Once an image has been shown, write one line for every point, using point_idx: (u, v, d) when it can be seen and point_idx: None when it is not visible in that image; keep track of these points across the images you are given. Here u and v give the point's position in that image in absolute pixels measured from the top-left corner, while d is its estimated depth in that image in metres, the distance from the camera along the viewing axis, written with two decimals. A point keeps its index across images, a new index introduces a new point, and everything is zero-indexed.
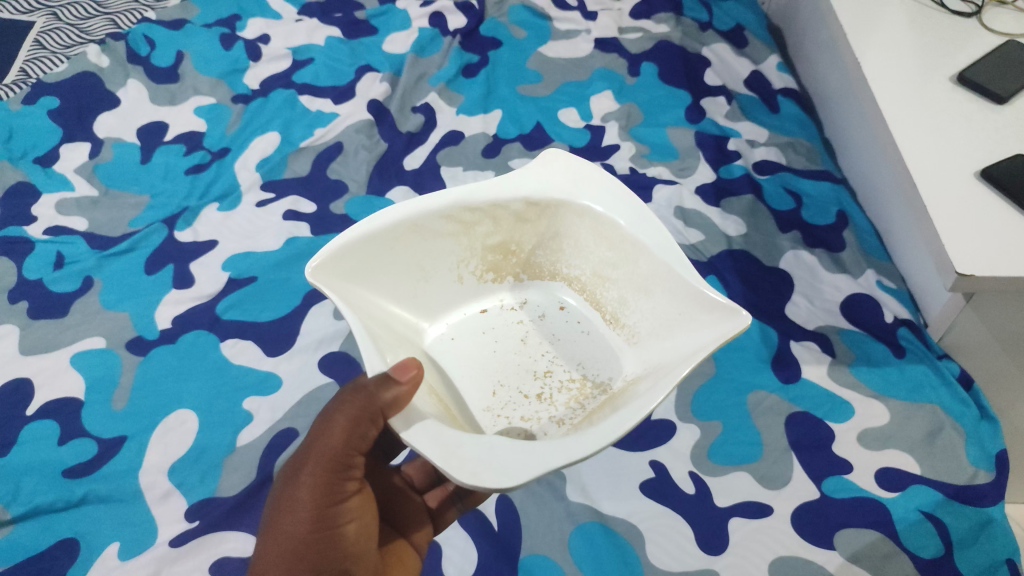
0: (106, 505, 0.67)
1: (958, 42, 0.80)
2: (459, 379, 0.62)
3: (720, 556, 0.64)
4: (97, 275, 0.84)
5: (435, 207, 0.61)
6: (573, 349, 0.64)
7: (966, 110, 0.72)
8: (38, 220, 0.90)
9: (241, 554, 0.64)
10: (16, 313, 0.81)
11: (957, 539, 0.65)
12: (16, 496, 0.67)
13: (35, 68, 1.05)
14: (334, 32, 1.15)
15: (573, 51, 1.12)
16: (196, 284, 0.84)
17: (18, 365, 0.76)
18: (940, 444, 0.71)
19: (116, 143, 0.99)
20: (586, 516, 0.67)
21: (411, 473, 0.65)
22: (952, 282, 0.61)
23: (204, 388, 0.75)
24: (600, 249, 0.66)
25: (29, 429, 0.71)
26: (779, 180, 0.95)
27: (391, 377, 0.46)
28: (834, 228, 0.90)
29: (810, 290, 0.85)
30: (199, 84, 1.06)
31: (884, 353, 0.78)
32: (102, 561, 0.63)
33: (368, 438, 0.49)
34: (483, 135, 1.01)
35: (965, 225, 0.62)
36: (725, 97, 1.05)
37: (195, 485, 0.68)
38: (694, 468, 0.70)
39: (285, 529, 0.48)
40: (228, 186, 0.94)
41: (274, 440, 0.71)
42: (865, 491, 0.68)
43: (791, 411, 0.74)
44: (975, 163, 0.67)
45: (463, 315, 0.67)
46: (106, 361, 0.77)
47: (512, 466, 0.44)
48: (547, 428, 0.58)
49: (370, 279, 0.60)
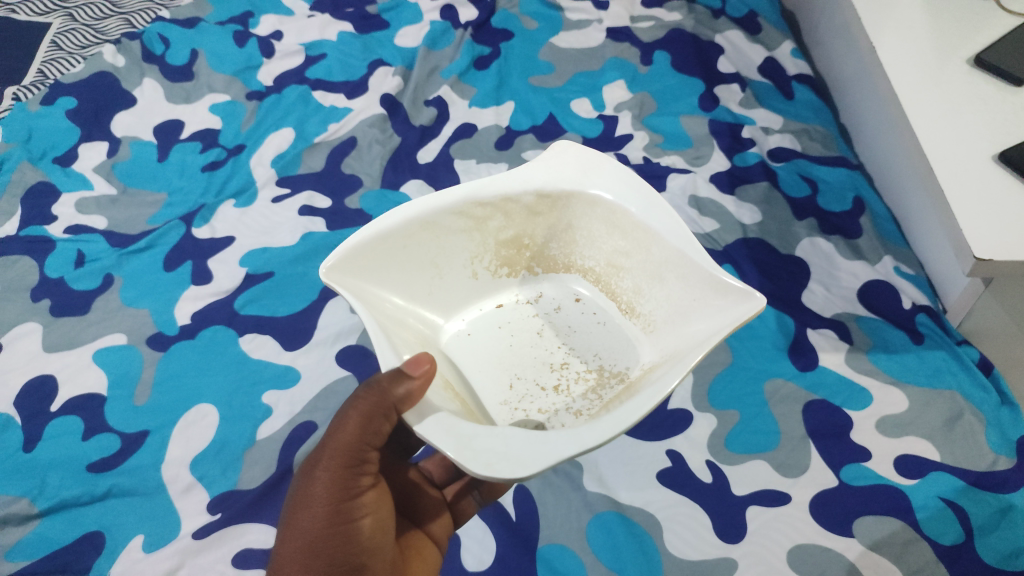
0: (130, 499, 0.68)
1: (974, 25, 0.79)
2: (475, 374, 0.62)
3: (738, 544, 0.64)
4: (117, 273, 0.86)
5: (444, 204, 0.61)
6: (588, 340, 0.65)
7: (983, 92, 0.71)
8: (58, 220, 0.91)
9: (262, 545, 0.65)
10: (39, 310, 0.82)
11: (978, 525, 0.65)
12: (42, 490, 0.68)
13: (52, 68, 1.06)
14: (346, 27, 1.16)
15: (585, 41, 1.12)
16: (214, 280, 0.85)
17: (42, 362, 0.78)
18: (959, 430, 0.71)
19: (132, 142, 1.00)
20: (603, 505, 0.67)
21: (430, 468, 0.64)
22: (970, 267, 0.60)
23: (225, 382, 0.76)
24: (612, 238, 0.66)
25: (53, 425, 0.73)
26: (794, 167, 0.95)
27: (404, 372, 0.46)
28: (850, 214, 0.89)
29: (826, 277, 0.84)
30: (214, 82, 1.07)
31: (903, 339, 0.78)
32: (127, 553, 0.65)
33: (383, 433, 0.50)
34: (496, 127, 1.01)
35: (982, 210, 0.62)
36: (738, 84, 1.04)
37: (217, 478, 0.69)
38: (711, 457, 0.70)
39: (301, 526, 0.49)
40: (244, 183, 0.95)
41: (294, 433, 0.72)
42: (883, 478, 0.68)
43: (808, 399, 0.74)
44: (992, 146, 0.66)
45: (480, 311, 0.67)
46: (128, 357, 0.78)
47: (526, 455, 0.44)
48: (564, 419, 0.59)
49: (384, 277, 0.60)
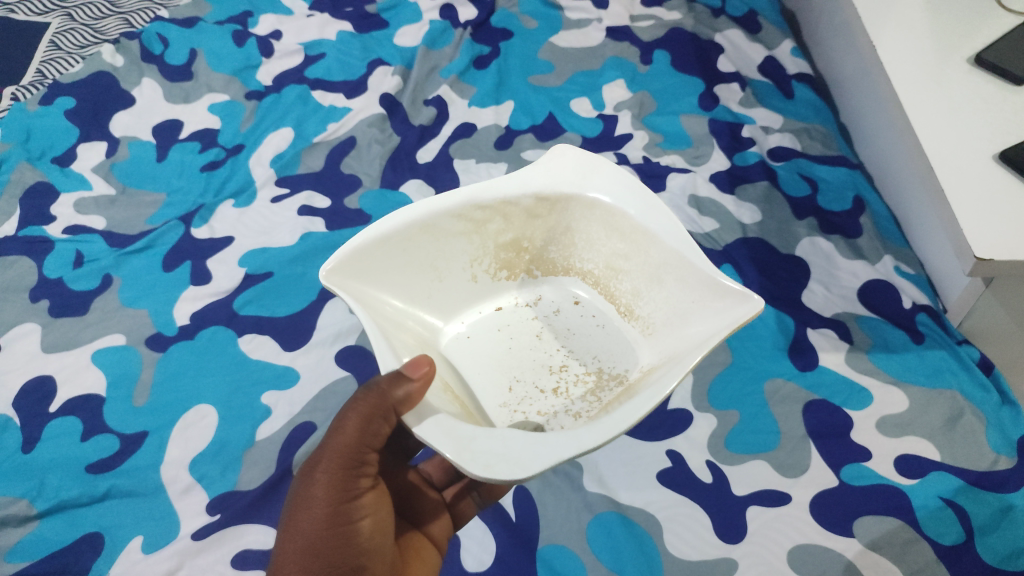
0: (129, 500, 0.68)
1: (975, 24, 0.79)
2: (475, 377, 0.62)
3: (738, 545, 0.64)
4: (116, 274, 0.85)
5: (444, 207, 0.61)
6: (587, 342, 0.64)
7: (984, 92, 0.71)
8: (57, 220, 0.91)
9: (261, 546, 0.65)
10: (38, 311, 0.82)
11: (978, 525, 0.64)
12: (41, 491, 0.68)
13: (51, 68, 1.06)
14: (345, 27, 1.16)
15: (585, 40, 1.11)
16: (213, 280, 0.85)
17: (41, 363, 0.78)
18: (960, 430, 0.71)
19: (131, 142, 1.00)
20: (603, 506, 0.67)
21: (429, 470, 0.65)
22: (970, 267, 0.60)
23: (224, 383, 0.76)
24: (611, 241, 0.66)
25: (52, 426, 0.73)
26: (794, 167, 0.94)
27: (403, 374, 0.46)
28: (850, 214, 0.89)
29: (826, 277, 0.84)
30: (213, 82, 1.07)
31: (903, 339, 0.78)
32: (126, 554, 0.64)
33: (382, 435, 0.50)
34: (495, 127, 1.01)
35: (982, 209, 0.62)
36: (738, 84, 1.04)
37: (216, 479, 0.69)
38: (711, 457, 0.70)
39: (300, 527, 0.48)
40: (243, 183, 0.95)
41: (293, 434, 0.72)
42: (883, 478, 0.68)
43: (808, 399, 0.73)
44: (993, 146, 0.66)
45: (479, 314, 0.67)
46: (127, 358, 0.78)
47: (525, 457, 0.44)
48: (563, 422, 0.58)
49: (383, 280, 0.60)
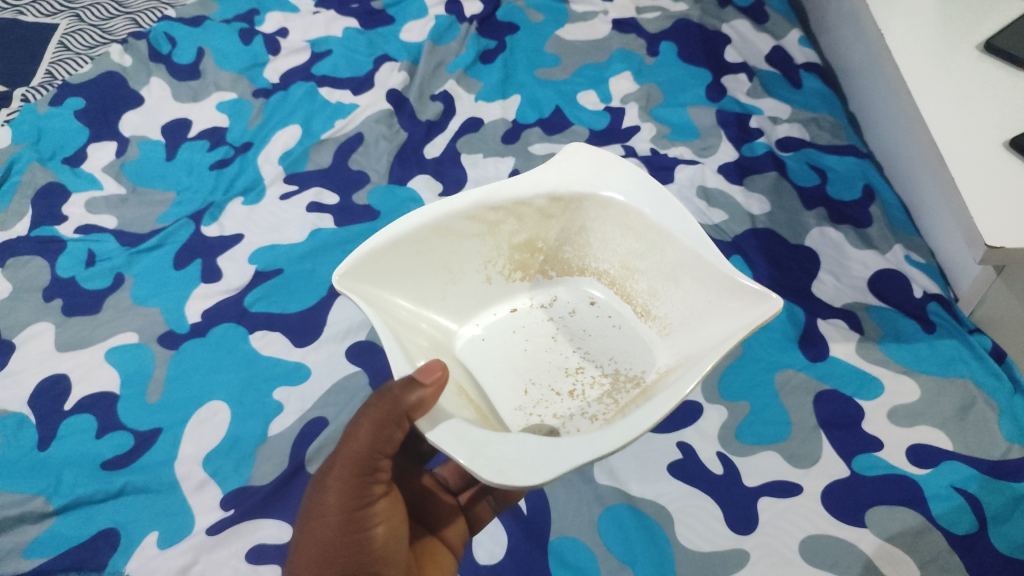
0: (144, 496, 0.69)
1: (985, 9, 0.78)
2: (490, 380, 0.62)
3: (749, 535, 0.64)
4: (127, 272, 0.86)
5: (457, 209, 0.61)
6: (603, 344, 0.65)
7: (994, 78, 0.71)
8: (69, 220, 0.92)
9: (276, 541, 0.65)
10: (51, 310, 0.83)
11: (992, 514, 0.64)
12: (57, 488, 0.69)
13: (60, 69, 1.07)
14: (351, 24, 1.16)
15: (591, 33, 1.11)
16: (224, 278, 0.85)
17: (55, 361, 0.78)
18: (972, 419, 0.70)
19: (140, 142, 1.01)
20: (614, 498, 0.67)
21: (445, 474, 0.65)
22: (982, 255, 0.59)
23: (235, 379, 0.76)
24: (626, 240, 0.66)
25: (67, 424, 0.73)
26: (803, 157, 0.94)
27: (416, 380, 0.47)
28: (860, 203, 0.89)
29: (836, 267, 0.84)
30: (221, 80, 1.07)
31: (913, 328, 0.78)
32: (142, 550, 0.65)
33: (395, 441, 0.50)
34: (503, 121, 1.01)
35: (993, 197, 0.61)
36: (746, 74, 1.04)
37: (230, 474, 0.70)
38: (722, 448, 0.70)
39: (314, 535, 0.49)
40: (252, 180, 0.95)
41: (306, 429, 0.72)
42: (895, 468, 0.68)
43: (819, 389, 0.73)
44: (1003, 132, 0.66)
45: (494, 316, 0.67)
46: (140, 356, 0.79)
47: (541, 463, 0.44)
48: (579, 424, 0.59)
49: (397, 283, 0.60)
